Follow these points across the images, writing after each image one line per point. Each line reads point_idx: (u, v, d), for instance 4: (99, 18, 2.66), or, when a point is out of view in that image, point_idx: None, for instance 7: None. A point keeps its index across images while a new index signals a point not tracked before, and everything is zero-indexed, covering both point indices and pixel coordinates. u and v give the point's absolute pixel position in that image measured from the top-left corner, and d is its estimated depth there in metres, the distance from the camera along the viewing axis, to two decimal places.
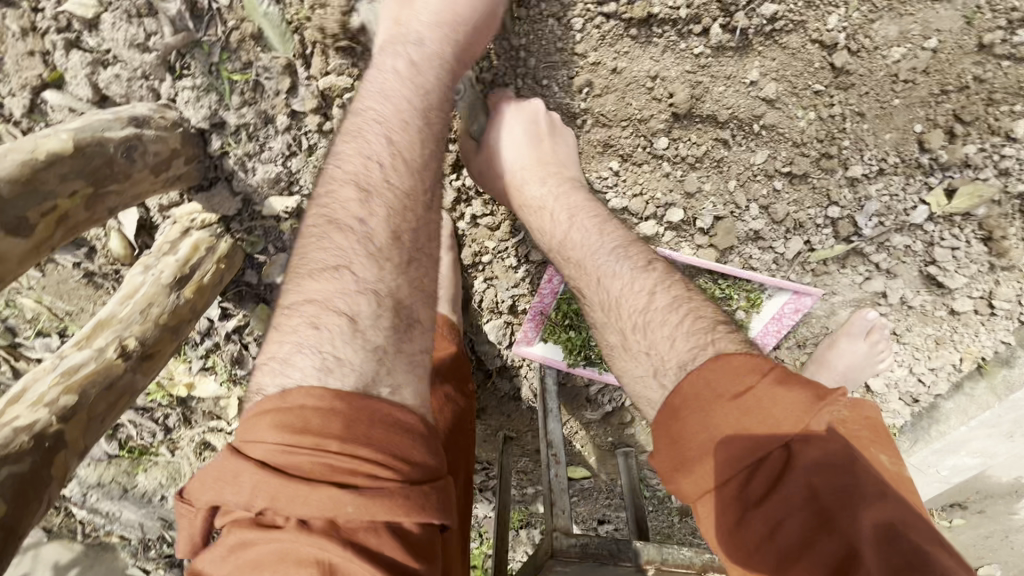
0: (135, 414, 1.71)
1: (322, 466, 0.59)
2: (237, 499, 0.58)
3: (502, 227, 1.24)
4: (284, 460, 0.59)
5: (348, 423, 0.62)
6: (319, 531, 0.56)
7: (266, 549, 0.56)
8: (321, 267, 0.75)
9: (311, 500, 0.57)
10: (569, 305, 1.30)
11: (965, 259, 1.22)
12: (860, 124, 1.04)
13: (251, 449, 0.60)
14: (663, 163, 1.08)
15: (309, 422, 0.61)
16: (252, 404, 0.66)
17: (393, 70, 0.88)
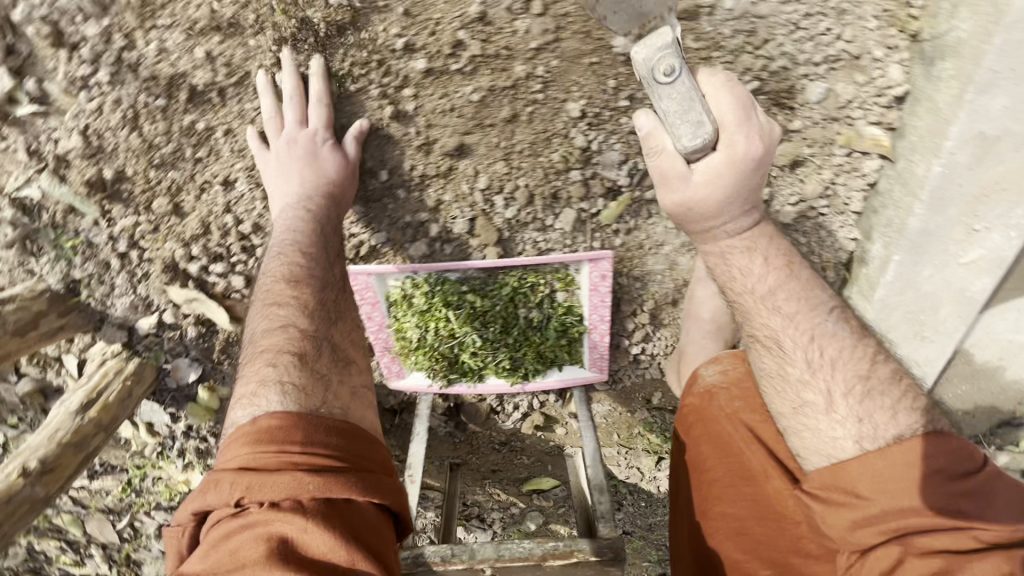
0: (166, 513, 2.08)
1: (285, 462, 0.82)
2: (217, 498, 0.83)
3: None
4: (248, 460, 0.83)
5: (305, 432, 0.85)
6: (287, 508, 0.78)
7: (240, 532, 0.78)
8: (268, 343, 0.97)
9: (269, 487, 0.79)
10: (401, 335, 1.38)
11: None
12: (543, 93, 1.06)
13: (207, 464, 0.87)
14: (397, 192, 1.19)
15: (268, 434, 0.85)
16: (233, 431, 0.89)
17: (299, 216, 1.06)
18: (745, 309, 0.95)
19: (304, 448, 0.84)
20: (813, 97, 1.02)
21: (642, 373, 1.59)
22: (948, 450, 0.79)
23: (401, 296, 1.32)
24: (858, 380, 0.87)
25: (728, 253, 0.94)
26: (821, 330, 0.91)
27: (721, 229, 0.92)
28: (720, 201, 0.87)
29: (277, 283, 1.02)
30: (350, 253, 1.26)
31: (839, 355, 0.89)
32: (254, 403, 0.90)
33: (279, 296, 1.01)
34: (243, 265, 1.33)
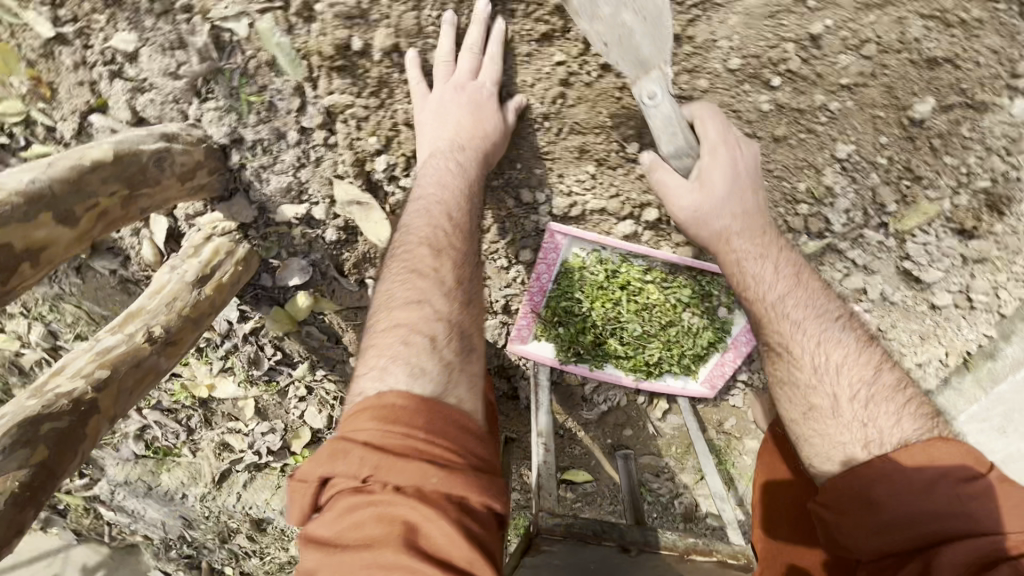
0: (160, 415, 1.85)
1: (415, 447, 0.74)
2: (346, 470, 0.73)
3: (495, 230, 1.30)
4: (383, 440, 0.74)
5: (429, 418, 0.77)
6: (412, 494, 0.71)
7: (363, 513, 0.70)
8: (400, 301, 0.93)
9: (407, 472, 0.72)
10: (558, 302, 1.36)
11: (938, 253, 1.26)
12: (822, 127, 1.11)
13: (347, 428, 0.77)
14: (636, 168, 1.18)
15: (401, 414, 0.76)
16: (357, 401, 0.81)
17: (445, 168, 1.05)
18: (781, 343, 0.97)
19: (427, 431, 0.76)
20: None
21: (727, 398, 1.70)
22: (953, 456, 0.79)
23: (578, 266, 1.31)
24: (846, 397, 0.90)
25: (797, 331, 0.96)
26: (865, 389, 0.91)
27: (754, 252, 1.01)
28: (749, 162, 1.02)
29: (419, 222, 1.01)
30: (561, 209, 1.24)
31: (880, 390, 0.91)
32: (382, 372, 0.84)
33: (424, 240, 0.99)
34: None
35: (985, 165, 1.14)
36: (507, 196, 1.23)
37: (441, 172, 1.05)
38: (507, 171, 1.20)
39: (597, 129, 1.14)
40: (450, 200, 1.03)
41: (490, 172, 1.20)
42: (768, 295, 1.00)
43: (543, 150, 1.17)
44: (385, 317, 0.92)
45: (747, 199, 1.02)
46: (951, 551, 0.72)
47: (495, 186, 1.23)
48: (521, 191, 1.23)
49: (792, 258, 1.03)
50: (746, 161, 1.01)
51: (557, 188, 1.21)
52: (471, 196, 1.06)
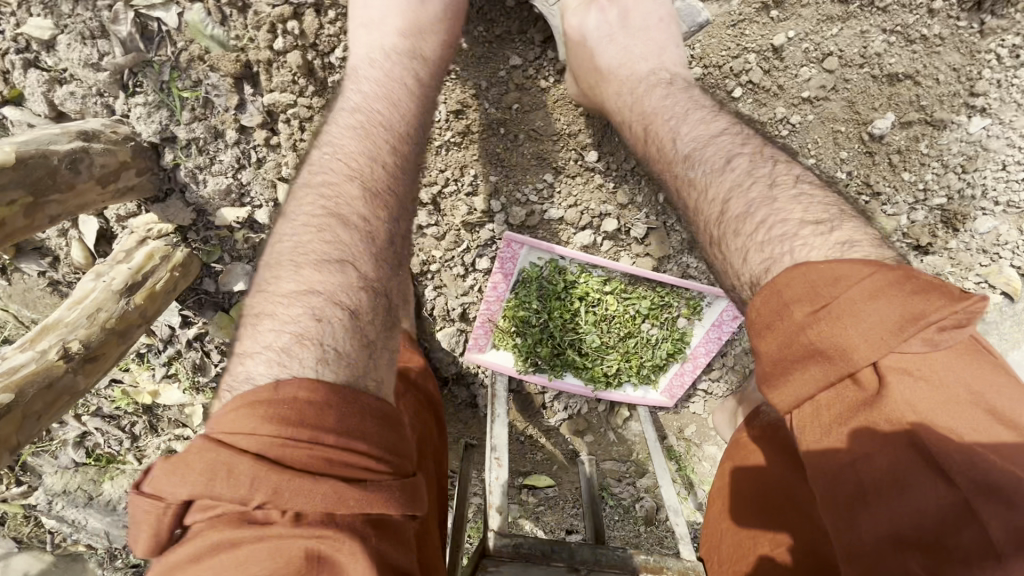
0: (100, 422, 1.76)
1: (322, 459, 0.58)
2: (232, 494, 0.54)
3: (450, 237, 1.24)
4: (282, 452, 0.57)
5: (342, 415, 0.62)
6: (321, 523, 0.55)
7: (251, 550, 0.53)
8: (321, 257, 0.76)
9: (314, 493, 0.55)
10: (515, 311, 1.31)
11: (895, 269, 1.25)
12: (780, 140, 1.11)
13: (235, 433, 0.58)
14: (595, 176, 1.14)
15: (307, 414, 0.60)
16: (240, 392, 0.63)
17: (384, 69, 0.93)
18: (715, 240, 0.77)
19: (340, 435, 0.60)
20: (979, 228, 1.18)
21: (687, 405, 1.68)
22: (833, 275, 0.58)
23: (535, 275, 1.26)
24: (755, 253, 0.69)
25: (689, 138, 0.83)
26: (794, 227, 0.68)
27: (670, 139, 0.86)
28: (643, 76, 0.93)
29: (344, 135, 0.86)
30: (518, 218, 1.18)
31: (836, 243, 0.64)
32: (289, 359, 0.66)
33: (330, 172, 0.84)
34: None
35: (941, 182, 1.13)
36: (461, 203, 1.17)
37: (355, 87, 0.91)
38: (461, 177, 1.14)
39: (554, 136, 1.10)
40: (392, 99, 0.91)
41: (444, 177, 1.14)
42: (684, 163, 0.83)
43: (498, 156, 1.12)
44: (273, 286, 0.75)
45: (654, 96, 0.90)
46: (911, 436, 0.51)
47: (449, 193, 1.17)
48: (474, 199, 1.17)
49: (717, 118, 0.86)
50: (655, 14, 0.97)
51: (514, 196, 1.16)
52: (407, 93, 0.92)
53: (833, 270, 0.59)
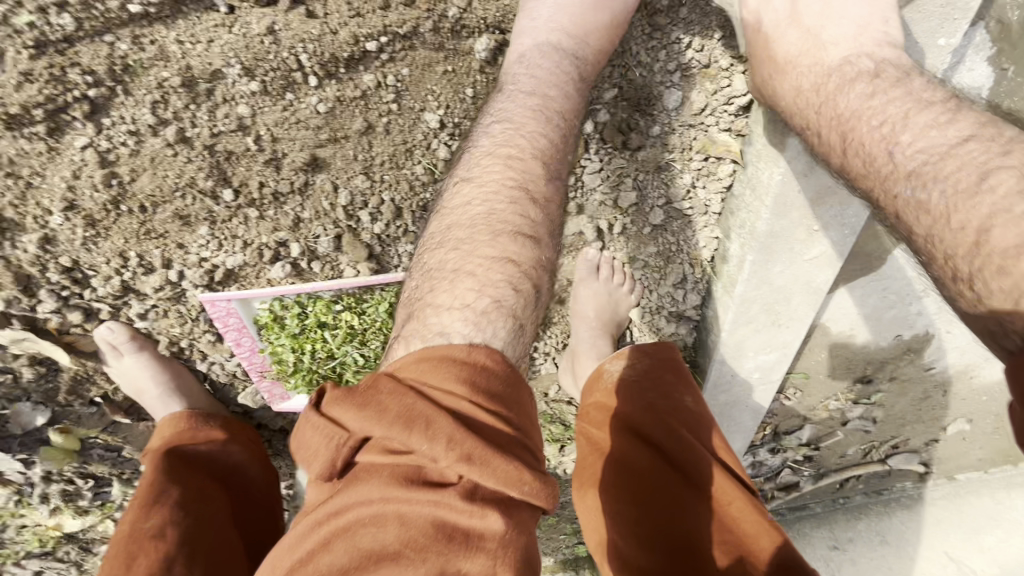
0: (41, 560, 1.86)
1: (482, 428, 0.69)
2: (427, 448, 0.67)
3: (173, 313, 1.23)
4: (453, 415, 0.69)
5: (510, 405, 0.74)
6: (490, 498, 0.67)
7: (418, 504, 0.65)
8: (491, 266, 0.85)
9: (494, 462, 0.67)
10: (272, 360, 1.27)
11: (614, 175, 1.15)
12: (398, 104, 1.02)
13: (432, 388, 0.71)
14: (250, 211, 1.07)
15: (485, 383, 0.73)
16: (429, 347, 0.77)
17: (533, 94, 0.98)
18: (921, 233, 0.72)
19: (505, 414, 0.72)
20: (670, 104, 1.11)
21: (538, 369, 1.60)
22: None
23: (270, 319, 1.21)
24: (999, 230, 0.63)
25: (906, 127, 0.77)
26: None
27: (884, 148, 0.78)
28: (834, 66, 0.88)
29: (524, 113, 0.96)
30: (202, 278, 1.14)
31: None
32: (474, 318, 0.80)
33: (513, 149, 0.93)
34: (80, 298, 1.17)
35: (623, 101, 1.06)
36: (146, 285, 1.14)
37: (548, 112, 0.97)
38: (128, 262, 1.11)
39: (178, 192, 1.03)
40: (512, 135, 0.94)
41: (115, 268, 1.12)
42: (886, 138, 0.78)
43: (145, 231, 1.07)
44: (431, 300, 0.84)
45: (851, 94, 0.84)
46: None
47: (130, 279, 1.14)
48: (154, 276, 1.13)
49: (958, 117, 0.75)
50: None
51: (185, 259, 1.12)
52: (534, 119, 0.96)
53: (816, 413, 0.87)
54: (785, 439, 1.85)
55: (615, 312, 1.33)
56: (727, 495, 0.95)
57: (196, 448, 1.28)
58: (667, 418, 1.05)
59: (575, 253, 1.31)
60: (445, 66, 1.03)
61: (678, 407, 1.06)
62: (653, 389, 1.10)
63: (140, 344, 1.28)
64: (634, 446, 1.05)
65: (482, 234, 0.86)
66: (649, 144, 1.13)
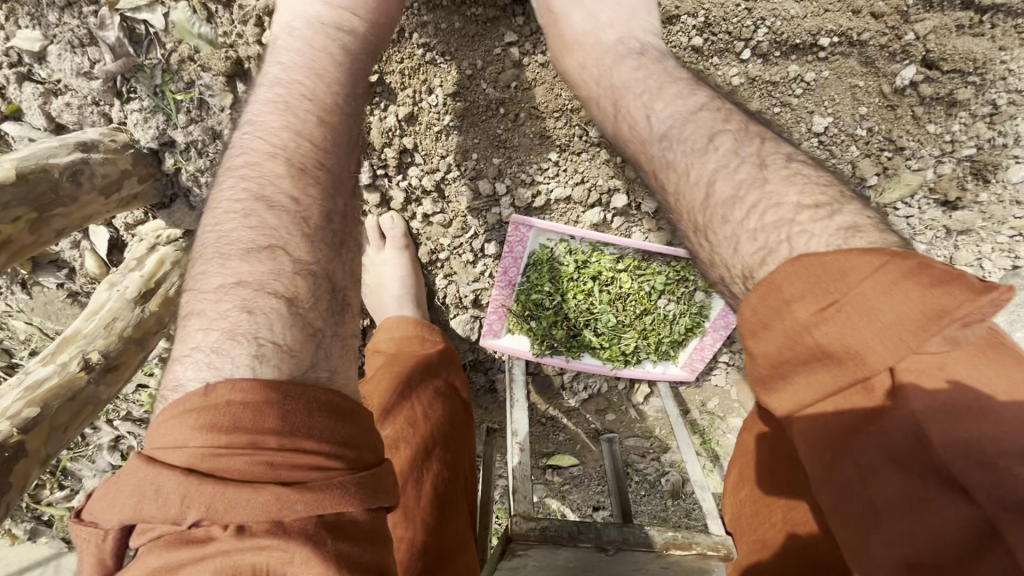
0: (132, 425, 1.81)
1: (260, 464, 0.50)
2: (157, 517, 0.48)
3: (456, 223, 1.23)
4: (208, 463, 0.50)
5: (285, 415, 0.53)
6: (267, 532, 0.48)
7: (191, 568, 0.46)
8: (269, 131, 0.76)
9: (255, 501, 0.49)
10: (528, 295, 1.29)
11: (919, 226, 1.19)
12: (799, 99, 1.05)
13: (175, 454, 0.51)
14: (602, 151, 1.10)
15: (231, 417, 0.52)
16: (183, 397, 0.55)
17: (329, 35, 0.85)
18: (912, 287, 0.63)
19: (285, 433, 0.52)
20: (1012, 177, 1.09)
21: (709, 378, 1.65)
22: None
23: (546, 257, 1.23)
24: (747, 243, 0.65)
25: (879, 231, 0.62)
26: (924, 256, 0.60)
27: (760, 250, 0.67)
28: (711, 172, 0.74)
29: (298, 71, 0.81)
30: (524, 201, 1.16)
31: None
32: (212, 359, 0.57)
33: (289, 90, 0.80)
34: (387, 180, 1.16)
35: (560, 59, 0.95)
36: (465, 189, 1.15)
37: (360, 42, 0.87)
38: (462, 162, 1.11)
39: (557, 113, 1.05)
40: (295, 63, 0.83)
41: (445, 164, 1.12)
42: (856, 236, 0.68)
43: (500, 139, 1.08)
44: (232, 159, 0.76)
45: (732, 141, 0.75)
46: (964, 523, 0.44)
47: (452, 179, 1.14)
48: (479, 183, 1.14)
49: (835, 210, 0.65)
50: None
51: (517, 178, 1.13)
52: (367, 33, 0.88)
53: (839, 262, 0.53)
54: None
55: None
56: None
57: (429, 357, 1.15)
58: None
59: None
60: (857, 82, 1.03)
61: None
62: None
63: (404, 243, 1.27)
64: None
65: (247, 273, 0.64)
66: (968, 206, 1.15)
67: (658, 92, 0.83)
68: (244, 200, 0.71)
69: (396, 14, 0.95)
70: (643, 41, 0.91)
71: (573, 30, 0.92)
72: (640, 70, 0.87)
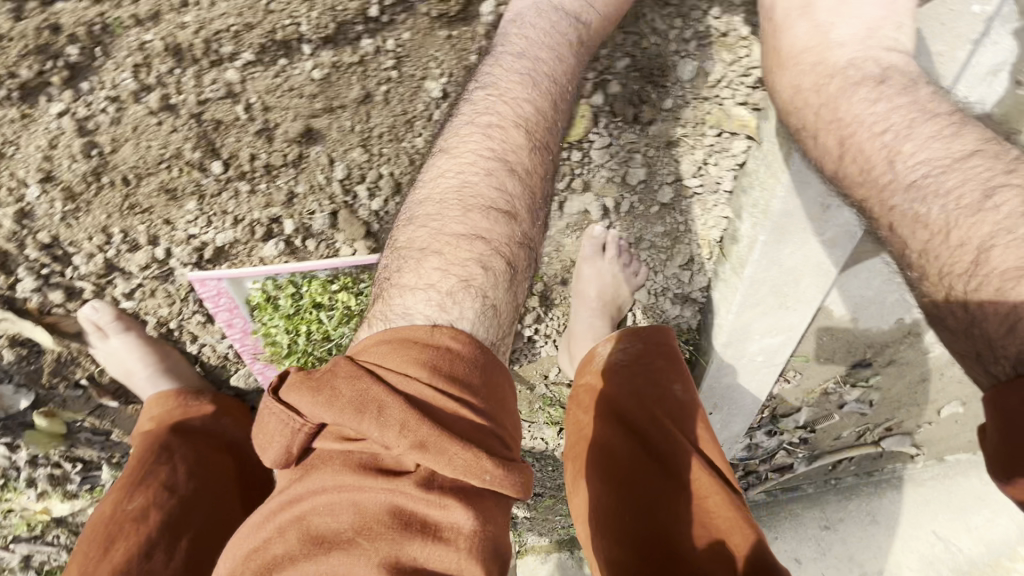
0: (28, 544, 1.83)
1: (464, 409, 0.66)
2: (379, 435, 0.64)
3: (161, 292, 1.19)
4: (410, 387, 0.65)
5: (481, 369, 0.71)
6: (449, 489, 0.64)
7: (378, 493, 0.63)
8: (450, 184, 0.84)
9: (452, 448, 0.63)
10: (265, 338, 1.22)
11: (620, 151, 1.12)
12: (397, 71, 0.96)
13: (386, 372, 0.67)
14: (239, 186, 1.02)
15: (455, 364, 0.69)
16: (394, 329, 0.72)
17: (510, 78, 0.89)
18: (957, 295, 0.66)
19: (479, 399, 0.68)
20: (684, 74, 1.07)
21: (539, 352, 1.56)
22: None
23: (261, 301, 1.17)
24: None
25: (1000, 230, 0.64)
26: None
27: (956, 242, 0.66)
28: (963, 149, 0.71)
29: (509, 77, 0.89)
30: (190, 257, 1.07)
31: None
32: (445, 301, 0.75)
33: (495, 116, 0.87)
34: (62, 275, 1.12)
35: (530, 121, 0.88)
36: (131, 263, 1.08)
37: (573, 54, 0.94)
38: (111, 238, 1.05)
39: (162, 163, 0.97)
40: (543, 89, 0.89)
41: (97, 245, 1.05)
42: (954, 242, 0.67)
43: (127, 205, 1.01)
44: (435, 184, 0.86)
45: (914, 138, 0.74)
46: None
47: (113, 255, 1.07)
48: (139, 253, 1.07)
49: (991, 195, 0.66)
50: None
51: (171, 237, 1.06)
52: (558, 62, 0.92)
53: None
54: (782, 421, 1.79)
55: (616, 295, 1.31)
56: (704, 489, 0.97)
57: (192, 423, 1.24)
58: (656, 409, 1.06)
59: (582, 231, 1.28)
60: (449, 31, 0.95)
61: (672, 400, 1.07)
62: (644, 381, 1.10)
63: (126, 325, 1.22)
64: (620, 438, 1.07)
65: (460, 230, 0.81)
66: (661, 118, 1.10)
67: (909, 131, 0.75)
68: (457, 180, 0.84)
69: None
70: (884, 61, 0.82)
71: (794, 45, 0.90)
72: (879, 100, 0.78)
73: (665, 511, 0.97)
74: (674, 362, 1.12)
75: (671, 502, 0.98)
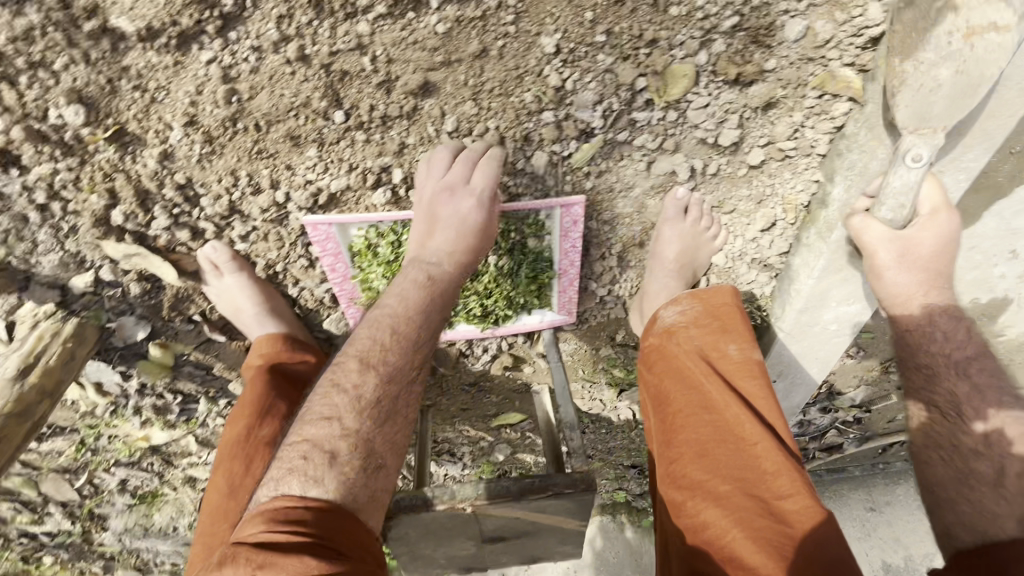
0: (127, 469, 2.03)
1: (254, 552, 0.80)
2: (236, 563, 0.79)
3: (273, 236, 1.28)
4: (256, 544, 0.81)
5: (303, 508, 0.85)
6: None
7: None
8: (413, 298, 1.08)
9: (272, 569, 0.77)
10: (365, 283, 1.32)
11: (720, 112, 1.13)
12: (515, 26, 0.99)
13: (241, 541, 0.83)
14: (355, 135, 1.09)
15: (288, 513, 0.84)
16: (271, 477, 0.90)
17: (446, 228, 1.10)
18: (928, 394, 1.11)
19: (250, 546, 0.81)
20: (791, 35, 1.01)
21: (607, 313, 1.62)
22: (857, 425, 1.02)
23: (362, 247, 1.25)
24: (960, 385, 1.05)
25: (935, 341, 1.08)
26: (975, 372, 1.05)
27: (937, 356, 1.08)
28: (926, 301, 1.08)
29: (443, 235, 1.10)
30: (307, 201, 1.18)
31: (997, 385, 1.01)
32: (332, 415, 0.94)
33: (456, 231, 1.10)
34: (188, 215, 1.22)
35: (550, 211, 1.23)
36: (254, 205, 1.19)
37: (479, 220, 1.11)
38: (238, 181, 1.15)
39: (291, 112, 1.05)
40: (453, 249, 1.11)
41: (225, 187, 1.16)
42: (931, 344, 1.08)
43: (257, 150, 1.10)
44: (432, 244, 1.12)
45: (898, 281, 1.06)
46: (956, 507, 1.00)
47: (238, 197, 1.18)
48: (262, 197, 1.17)
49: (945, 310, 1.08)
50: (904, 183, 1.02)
51: (292, 181, 1.15)
52: (475, 223, 1.10)
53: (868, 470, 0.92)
54: (837, 399, 1.75)
55: (693, 257, 1.35)
56: (752, 436, 1.05)
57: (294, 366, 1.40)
58: (709, 367, 1.16)
59: (665, 192, 1.30)
60: None
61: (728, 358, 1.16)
62: (701, 338, 1.19)
63: (238, 265, 1.33)
64: (677, 388, 1.17)
65: (407, 298, 1.07)
66: (762, 80, 1.08)
67: (900, 268, 1.05)
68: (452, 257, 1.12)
69: (99, 70, 0.98)
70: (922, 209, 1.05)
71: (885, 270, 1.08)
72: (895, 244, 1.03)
73: (718, 462, 1.05)
74: (731, 324, 1.21)
75: (725, 451, 1.05)
